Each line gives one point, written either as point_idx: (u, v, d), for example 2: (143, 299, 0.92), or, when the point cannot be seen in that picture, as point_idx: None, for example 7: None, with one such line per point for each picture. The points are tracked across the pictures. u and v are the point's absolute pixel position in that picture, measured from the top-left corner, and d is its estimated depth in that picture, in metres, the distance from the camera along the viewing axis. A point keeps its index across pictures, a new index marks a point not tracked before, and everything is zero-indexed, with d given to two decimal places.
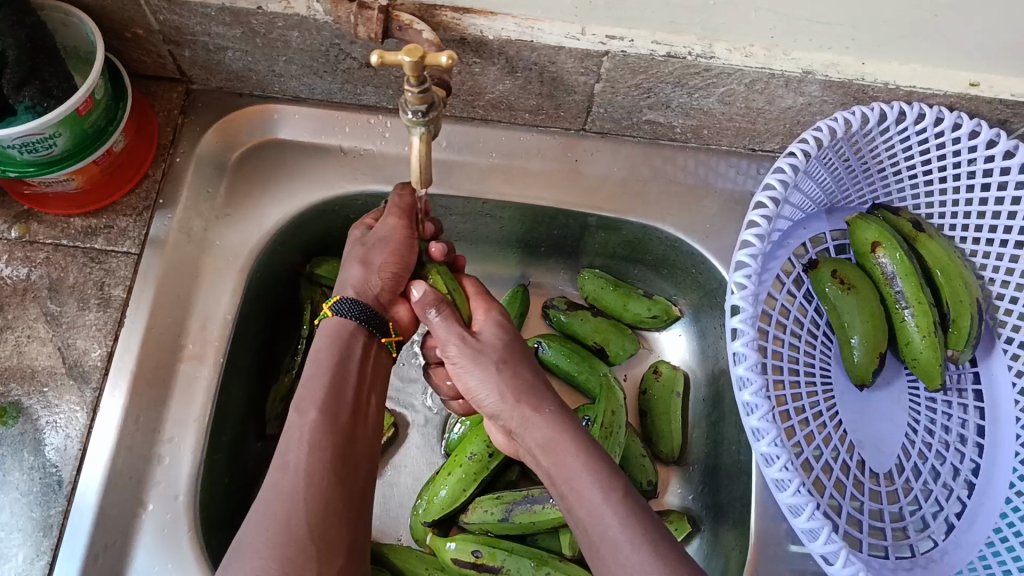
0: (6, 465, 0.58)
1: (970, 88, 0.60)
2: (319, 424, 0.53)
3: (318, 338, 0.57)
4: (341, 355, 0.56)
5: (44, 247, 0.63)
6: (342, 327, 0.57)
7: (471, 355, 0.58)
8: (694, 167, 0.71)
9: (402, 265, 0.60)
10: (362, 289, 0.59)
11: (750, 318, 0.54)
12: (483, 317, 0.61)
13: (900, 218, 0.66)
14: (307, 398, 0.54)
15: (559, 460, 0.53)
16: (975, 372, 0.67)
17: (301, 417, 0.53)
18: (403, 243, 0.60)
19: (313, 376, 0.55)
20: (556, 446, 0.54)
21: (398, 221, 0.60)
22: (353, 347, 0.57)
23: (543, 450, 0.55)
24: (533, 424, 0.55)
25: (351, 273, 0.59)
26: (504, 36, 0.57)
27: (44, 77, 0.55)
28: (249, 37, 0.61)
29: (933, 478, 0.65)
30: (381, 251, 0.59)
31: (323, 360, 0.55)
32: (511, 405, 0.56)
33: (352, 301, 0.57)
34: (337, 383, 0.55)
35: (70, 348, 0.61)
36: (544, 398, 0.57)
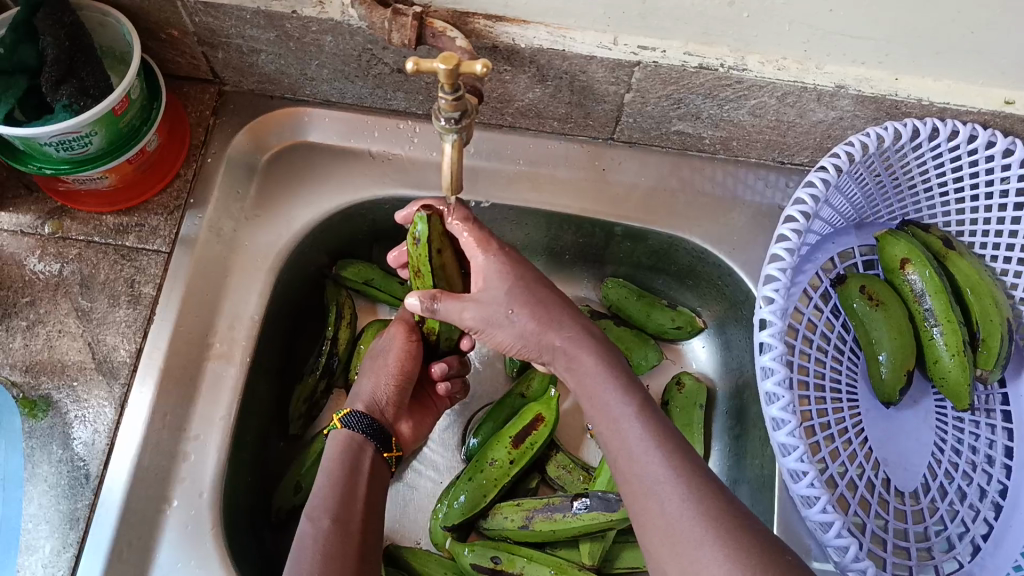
0: (34, 457, 0.59)
1: (1005, 105, 0.60)
2: (331, 532, 0.53)
3: (328, 448, 0.59)
4: (351, 467, 0.57)
5: (77, 243, 0.64)
6: (351, 439, 0.59)
7: (486, 314, 0.54)
8: (722, 179, 0.71)
9: (405, 375, 0.64)
10: (369, 401, 0.63)
11: (778, 332, 0.54)
12: (483, 254, 0.54)
13: (930, 235, 0.65)
14: (320, 505, 0.55)
15: (592, 393, 0.53)
16: (1003, 393, 0.66)
17: (313, 525, 0.53)
18: (406, 354, 0.65)
19: (326, 487, 0.56)
20: (575, 359, 0.54)
21: (400, 333, 0.65)
22: (362, 460, 0.59)
23: (569, 370, 0.55)
24: None
25: (362, 386, 0.64)
26: (536, 45, 0.58)
27: (82, 76, 0.56)
28: (283, 41, 0.61)
29: (959, 499, 0.64)
30: (386, 363, 0.64)
31: (333, 475, 0.56)
32: (535, 334, 0.55)
33: (359, 414, 0.61)
34: (348, 493, 0.56)
35: (99, 344, 0.62)
36: (564, 317, 0.55)
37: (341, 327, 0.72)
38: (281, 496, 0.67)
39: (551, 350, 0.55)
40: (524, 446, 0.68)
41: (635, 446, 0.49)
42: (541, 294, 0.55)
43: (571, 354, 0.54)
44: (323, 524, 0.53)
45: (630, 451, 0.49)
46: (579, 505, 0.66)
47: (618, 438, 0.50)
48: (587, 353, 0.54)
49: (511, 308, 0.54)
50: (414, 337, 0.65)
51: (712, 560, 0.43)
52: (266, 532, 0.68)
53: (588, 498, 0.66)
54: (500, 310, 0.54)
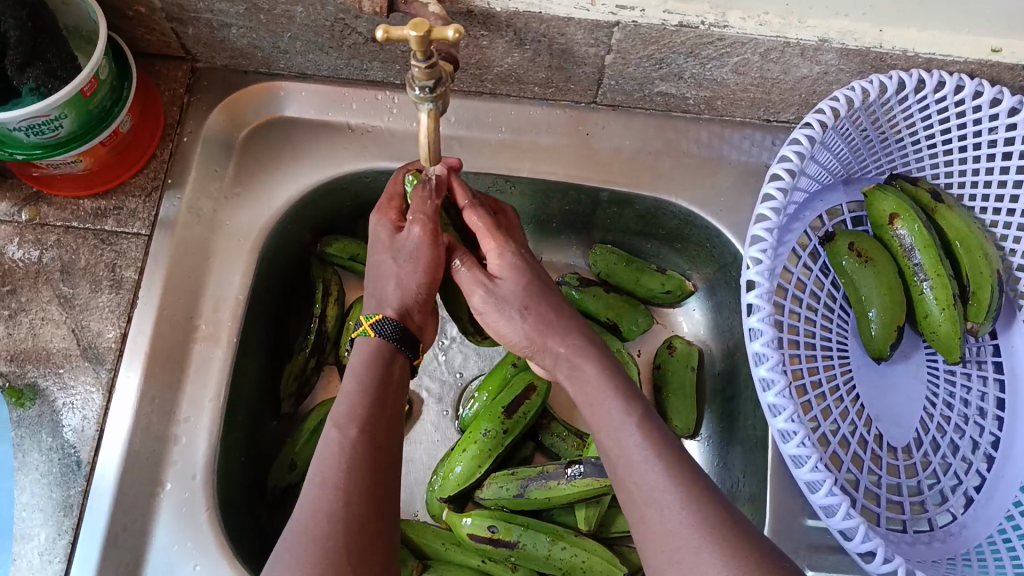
0: (24, 446, 0.59)
1: (991, 54, 0.59)
2: (359, 441, 0.49)
3: (356, 356, 0.53)
4: (383, 375, 0.52)
5: (56, 229, 0.63)
6: (384, 350, 0.53)
7: (494, 305, 0.56)
8: (708, 140, 0.70)
9: (438, 275, 0.56)
10: (400, 307, 0.55)
11: (765, 293, 0.53)
12: (496, 255, 0.56)
13: (918, 188, 0.64)
14: (348, 411, 0.50)
15: (595, 402, 0.52)
16: (995, 345, 0.66)
17: (340, 434, 0.49)
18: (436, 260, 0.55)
19: (356, 395, 0.51)
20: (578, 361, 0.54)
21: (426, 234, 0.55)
22: (393, 368, 0.53)
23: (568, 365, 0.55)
24: (557, 355, 0.55)
25: (386, 291, 0.55)
26: (512, 8, 0.56)
27: (47, 58, 0.54)
28: (253, 14, 0.60)
29: (951, 452, 0.65)
30: (414, 269, 0.55)
31: (364, 381, 0.51)
32: (535, 338, 0.56)
33: (392, 323, 0.54)
34: (378, 401, 0.51)
35: (83, 330, 0.61)
36: (568, 328, 0.56)
37: (329, 303, 0.72)
38: (276, 474, 0.68)
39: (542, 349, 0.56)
40: (516, 417, 0.68)
41: (636, 453, 0.48)
42: (552, 300, 0.56)
43: (574, 363, 0.54)
44: (350, 433, 0.49)
45: (632, 459, 0.48)
46: (574, 472, 0.66)
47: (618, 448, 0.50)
48: (588, 364, 0.53)
49: (513, 311, 0.56)
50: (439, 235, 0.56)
51: (710, 565, 0.43)
52: (262, 510, 0.68)
53: (582, 464, 0.66)
54: (518, 304, 0.55)
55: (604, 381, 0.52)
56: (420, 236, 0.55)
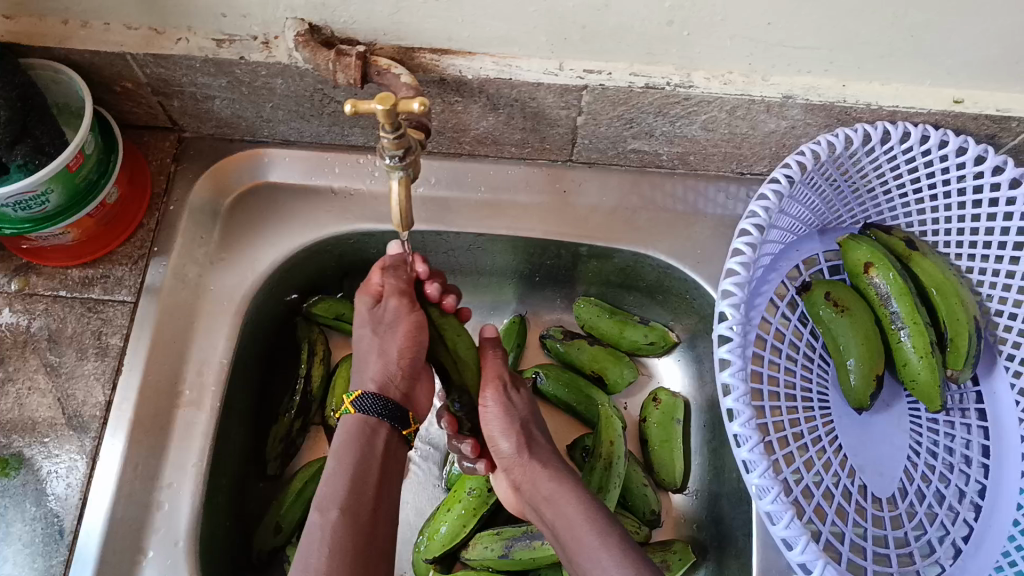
0: (8, 516, 0.59)
1: (954, 104, 0.60)
2: (340, 522, 0.55)
3: (338, 435, 0.60)
4: (364, 452, 0.58)
5: (44, 298, 0.64)
6: (364, 423, 0.60)
7: (506, 421, 0.64)
8: (683, 194, 0.71)
9: (416, 349, 0.63)
10: (381, 381, 0.62)
11: (738, 347, 0.53)
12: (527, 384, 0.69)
13: (892, 237, 0.65)
14: (329, 494, 0.57)
15: (578, 540, 0.57)
16: (977, 391, 0.66)
17: (323, 516, 0.55)
18: (414, 330, 0.63)
19: (336, 477, 0.57)
20: (556, 502, 0.60)
21: (399, 301, 0.63)
22: (376, 442, 0.60)
23: (547, 501, 0.61)
24: (539, 475, 0.62)
25: (367, 367, 0.63)
26: (483, 75, 0.58)
27: (36, 135, 0.56)
28: (235, 86, 0.62)
29: (938, 502, 0.64)
30: (393, 339, 0.63)
31: (345, 460, 0.58)
32: (523, 457, 0.63)
33: (372, 398, 0.61)
34: (359, 483, 0.57)
35: (69, 398, 0.62)
36: (548, 458, 0.64)
37: (315, 364, 0.73)
38: (262, 538, 0.67)
39: (514, 481, 0.63)
40: None
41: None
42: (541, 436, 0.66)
43: (554, 485, 0.61)
44: (331, 515, 0.55)
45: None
46: None
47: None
48: (569, 486, 0.61)
49: (516, 437, 0.64)
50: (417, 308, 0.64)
51: None
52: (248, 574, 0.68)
53: None
54: (520, 417, 0.64)
55: (580, 496, 0.60)
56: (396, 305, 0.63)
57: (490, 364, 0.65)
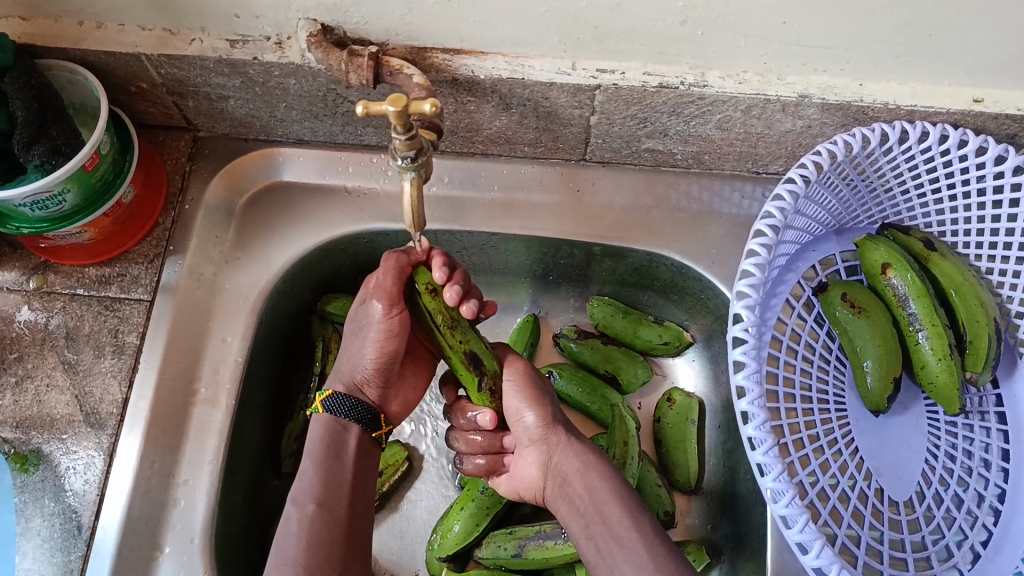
0: (27, 511, 0.60)
1: (974, 103, 0.59)
2: (316, 516, 0.53)
3: (311, 433, 0.58)
4: (336, 448, 0.56)
5: (62, 297, 0.65)
6: (335, 422, 0.58)
7: (531, 399, 0.60)
8: (698, 193, 0.70)
9: (388, 354, 0.58)
10: (349, 383, 0.60)
11: (752, 350, 0.53)
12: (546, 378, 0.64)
13: (910, 237, 0.64)
14: (304, 488, 0.55)
15: (607, 518, 0.55)
16: (997, 394, 0.65)
17: (298, 511, 0.53)
18: (392, 330, 0.57)
19: (310, 471, 0.55)
20: (588, 479, 0.58)
21: (382, 306, 0.56)
22: (346, 440, 0.58)
23: (578, 477, 0.58)
24: (569, 453, 0.59)
25: (342, 363, 0.60)
26: (495, 75, 0.58)
27: (53, 135, 0.56)
28: (249, 86, 0.62)
29: (956, 506, 0.63)
30: (368, 341, 0.58)
31: (317, 458, 0.56)
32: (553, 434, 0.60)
33: (342, 398, 0.58)
34: (333, 477, 0.55)
35: (86, 396, 0.63)
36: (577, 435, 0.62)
37: (328, 362, 0.73)
38: None
39: (542, 456, 0.60)
40: None
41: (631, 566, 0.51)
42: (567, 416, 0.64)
43: (586, 462, 0.59)
44: (307, 509, 0.53)
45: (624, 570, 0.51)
46: None
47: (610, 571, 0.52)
48: (602, 464, 0.59)
49: (541, 416, 0.60)
50: (398, 308, 0.56)
51: None
52: (263, 570, 0.68)
53: None
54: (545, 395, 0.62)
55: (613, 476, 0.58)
56: (377, 310, 0.56)
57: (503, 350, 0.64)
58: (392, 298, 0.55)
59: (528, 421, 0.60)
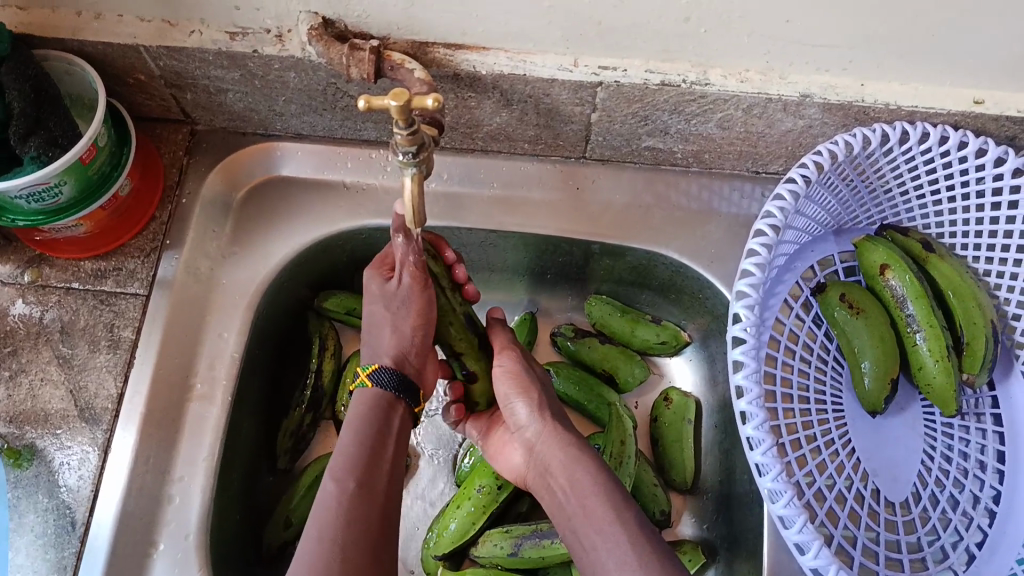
0: (20, 507, 0.59)
1: (975, 105, 0.59)
2: (357, 493, 0.52)
3: (354, 407, 0.57)
4: (382, 425, 0.55)
5: (57, 291, 0.65)
6: (382, 398, 0.57)
7: (521, 387, 0.62)
8: (697, 192, 0.70)
9: (428, 325, 0.58)
10: (397, 356, 0.58)
11: (751, 349, 0.53)
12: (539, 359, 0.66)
13: (908, 238, 0.64)
14: (345, 464, 0.53)
15: (588, 507, 0.55)
16: (992, 396, 0.65)
17: (338, 484, 0.52)
18: (428, 304, 0.57)
19: (350, 446, 0.54)
20: (571, 467, 0.58)
21: (413, 280, 0.56)
22: (392, 419, 0.56)
23: (562, 465, 0.58)
24: (555, 443, 0.60)
25: (381, 342, 0.58)
26: (497, 71, 0.58)
27: (49, 126, 0.56)
28: (248, 79, 0.62)
29: (951, 507, 0.63)
30: (407, 316, 0.57)
31: (362, 434, 0.54)
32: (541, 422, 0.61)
33: (390, 372, 0.57)
34: (375, 454, 0.54)
35: (81, 391, 0.62)
36: (565, 423, 0.62)
37: (325, 357, 0.73)
38: (272, 532, 0.68)
39: (530, 443, 0.61)
40: None
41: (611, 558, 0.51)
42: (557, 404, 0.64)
43: (573, 452, 0.59)
44: (348, 485, 0.52)
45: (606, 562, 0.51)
46: None
47: (593, 563, 0.53)
48: (589, 454, 0.58)
49: (531, 404, 0.61)
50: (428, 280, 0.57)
51: None
52: (258, 568, 0.68)
53: None
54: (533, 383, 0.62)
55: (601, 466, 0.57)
56: (412, 284, 0.56)
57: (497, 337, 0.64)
58: (421, 272, 0.56)
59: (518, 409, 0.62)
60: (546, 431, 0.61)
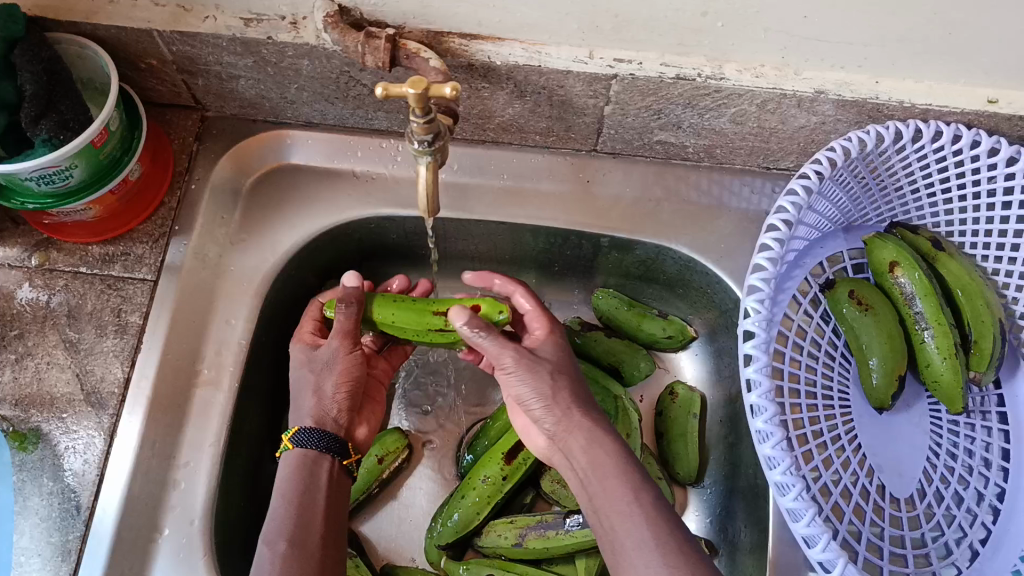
0: (26, 490, 0.59)
1: (989, 104, 0.59)
2: (288, 554, 0.52)
3: (281, 470, 0.57)
4: (308, 484, 0.56)
5: (64, 274, 0.64)
6: (305, 457, 0.57)
7: (527, 367, 0.58)
8: (707, 187, 0.70)
9: (355, 386, 0.61)
10: (319, 416, 0.59)
11: (762, 343, 0.53)
12: (544, 334, 0.62)
13: (918, 236, 0.64)
14: (276, 528, 0.54)
15: (609, 495, 0.54)
16: (998, 395, 0.66)
17: (269, 549, 0.52)
18: (354, 366, 0.61)
19: (281, 510, 0.54)
20: (594, 453, 0.56)
21: (340, 343, 0.60)
22: (319, 476, 0.57)
23: (585, 452, 0.57)
24: (578, 427, 0.57)
25: (304, 402, 0.59)
26: (512, 62, 0.58)
27: (61, 109, 0.56)
28: (261, 66, 0.61)
29: (956, 504, 0.64)
30: (329, 377, 0.60)
31: (290, 495, 0.55)
32: (560, 409, 0.58)
33: (310, 430, 0.57)
34: (304, 514, 0.55)
35: (87, 375, 0.62)
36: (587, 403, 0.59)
37: None
38: None
39: (550, 431, 0.59)
40: (516, 462, 0.67)
41: (630, 542, 0.51)
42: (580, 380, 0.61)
43: (595, 435, 0.57)
44: (279, 547, 0.52)
45: (626, 547, 0.51)
46: (571, 523, 0.66)
47: (614, 548, 0.52)
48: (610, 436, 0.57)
49: (540, 392, 0.58)
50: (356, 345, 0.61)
51: None
52: None
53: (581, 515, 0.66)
54: (546, 371, 0.58)
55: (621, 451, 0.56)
56: (339, 346, 0.60)
57: (488, 346, 0.58)
58: (350, 337, 0.61)
59: (531, 401, 0.58)
60: (562, 417, 0.58)
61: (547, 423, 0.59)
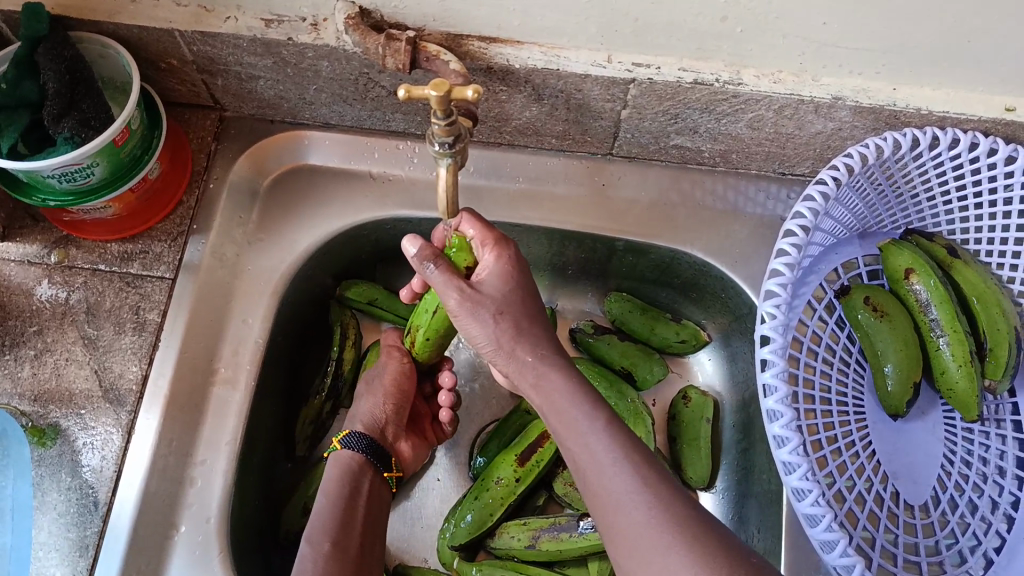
0: (43, 485, 0.59)
1: (1007, 112, 0.59)
2: (332, 552, 0.56)
3: (328, 472, 0.62)
4: (351, 487, 0.61)
5: (83, 272, 0.65)
6: (352, 461, 0.62)
7: (471, 309, 0.53)
8: (723, 192, 0.71)
9: (402, 398, 0.68)
10: (368, 422, 0.66)
11: (779, 348, 0.53)
12: (493, 257, 0.55)
13: (933, 243, 0.64)
14: (319, 526, 0.57)
15: (567, 423, 0.52)
16: (1013, 403, 0.65)
17: (313, 547, 0.55)
18: (401, 376, 0.68)
19: (325, 509, 0.58)
20: (545, 390, 0.53)
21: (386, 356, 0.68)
22: (362, 481, 0.62)
23: (536, 388, 0.53)
24: (525, 365, 0.54)
25: (358, 408, 0.67)
26: (530, 65, 0.58)
27: (82, 108, 0.56)
28: (280, 67, 0.62)
29: (970, 512, 0.63)
30: (379, 384, 0.67)
31: (334, 496, 0.59)
32: (507, 342, 0.54)
33: (359, 435, 0.64)
34: (348, 514, 0.59)
35: (105, 371, 0.62)
36: (538, 338, 0.54)
37: (345, 347, 0.72)
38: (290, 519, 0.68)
39: (502, 366, 0.56)
40: (528, 465, 0.67)
41: (613, 494, 0.48)
42: (534, 304, 0.56)
43: (544, 374, 0.53)
44: (324, 545, 0.56)
45: (610, 500, 0.48)
46: (584, 526, 0.66)
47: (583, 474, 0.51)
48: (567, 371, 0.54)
49: (489, 333, 0.53)
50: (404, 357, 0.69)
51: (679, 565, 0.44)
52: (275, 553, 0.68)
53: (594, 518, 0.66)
54: (489, 308, 0.53)
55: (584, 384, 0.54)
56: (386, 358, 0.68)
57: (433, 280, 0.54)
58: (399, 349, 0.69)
59: (478, 335, 0.54)
60: (509, 355, 0.54)
61: (495, 356, 0.55)
